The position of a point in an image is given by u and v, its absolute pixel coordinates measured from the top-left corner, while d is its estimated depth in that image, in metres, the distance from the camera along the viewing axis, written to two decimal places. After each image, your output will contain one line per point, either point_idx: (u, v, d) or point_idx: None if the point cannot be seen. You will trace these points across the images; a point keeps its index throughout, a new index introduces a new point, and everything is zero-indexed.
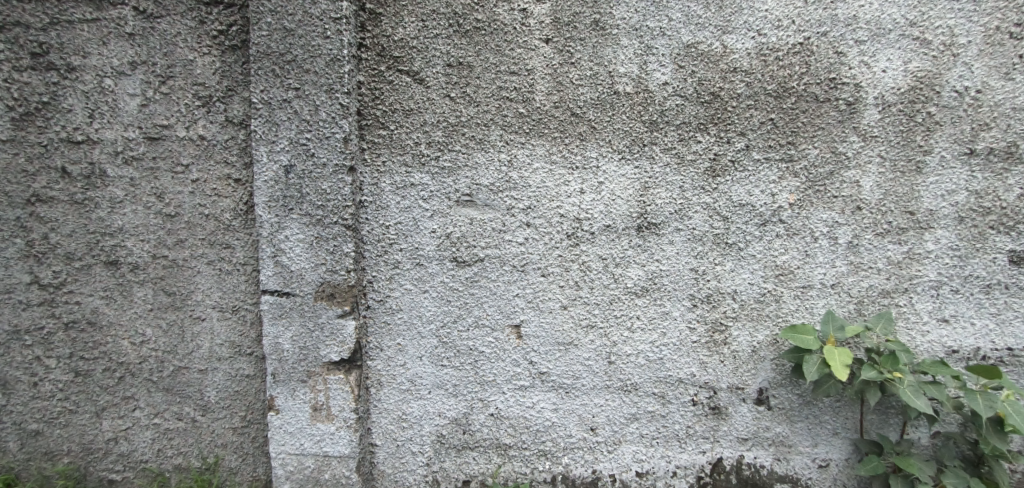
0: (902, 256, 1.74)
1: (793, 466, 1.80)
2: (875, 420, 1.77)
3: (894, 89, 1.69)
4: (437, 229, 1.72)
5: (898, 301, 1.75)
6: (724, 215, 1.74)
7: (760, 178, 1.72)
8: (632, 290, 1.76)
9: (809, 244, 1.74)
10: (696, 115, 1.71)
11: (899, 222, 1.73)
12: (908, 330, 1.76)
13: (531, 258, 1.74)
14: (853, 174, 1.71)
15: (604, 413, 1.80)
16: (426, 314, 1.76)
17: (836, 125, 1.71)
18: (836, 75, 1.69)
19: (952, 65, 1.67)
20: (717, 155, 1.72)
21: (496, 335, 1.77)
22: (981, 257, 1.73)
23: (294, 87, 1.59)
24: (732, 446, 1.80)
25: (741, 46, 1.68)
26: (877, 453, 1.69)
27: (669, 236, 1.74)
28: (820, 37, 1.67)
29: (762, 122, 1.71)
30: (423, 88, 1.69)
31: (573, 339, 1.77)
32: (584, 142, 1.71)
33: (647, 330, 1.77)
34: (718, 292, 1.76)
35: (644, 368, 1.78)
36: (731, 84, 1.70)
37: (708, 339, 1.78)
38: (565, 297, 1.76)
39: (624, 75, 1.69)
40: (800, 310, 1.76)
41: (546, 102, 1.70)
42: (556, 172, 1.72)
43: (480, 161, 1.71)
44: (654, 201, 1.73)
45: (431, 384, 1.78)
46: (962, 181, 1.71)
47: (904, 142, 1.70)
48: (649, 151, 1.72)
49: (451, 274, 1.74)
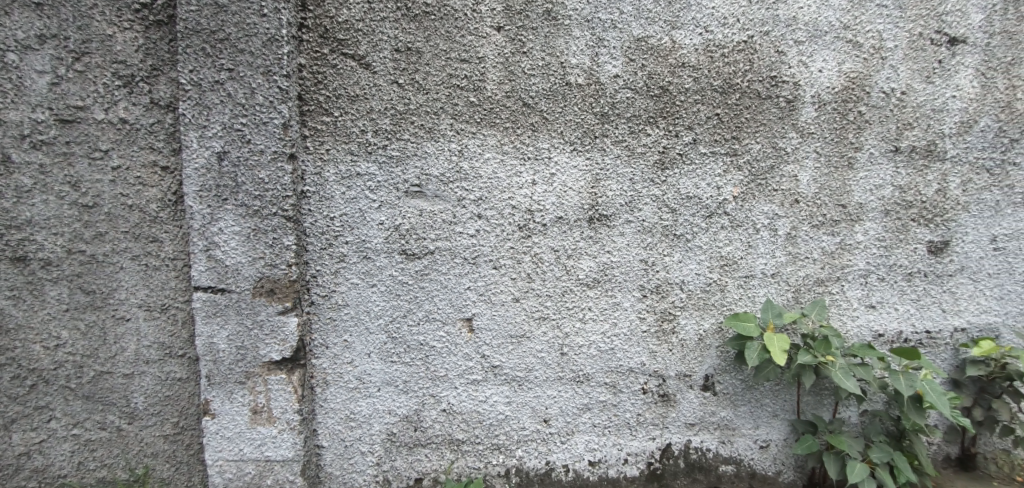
0: (835, 247, 1.84)
1: (735, 448, 1.88)
2: (810, 401, 1.88)
3: (830, 88, 1.78)
4: (385, 221, 1.66)
5: (831, 289, 1.86)
6: (672, 207, 1.77)
7: (706, 171, 1.77)
8: (584, 281, 1.77)
9: (751, 236, 1.81)
10: (646, 108, 1.73)
11: (832, 214, 1.83)
12: (840, 316, 1.88)
13: (482, 251, 1.71)
14: (791, 168, 1.80)
15: (557, 404, 1.81)
16: (374, 309, 1.69)
17: (776, 121, 1.78)
18: (777, 73, 1.76)
19: (880, 67, 1.78)
20: (666, 148, 1.75)
21: (447, 329, 1.73)
22: (903, 247, 1.87)
23: (228, 68, 1.48)
24: (680, 431, 1.86)
25: (689, 41, 1.72)
26: (812, 432, 1.80)
27: (619, 228, 1.77)
28: (762, 36, 1.73)
29: (708, 116, 1.75)
30: (370, 73, 1.61)
31: (526, 331, 1.76)
32: (536, 134, 1.70)
33: (599, 320, 1.79)
34: (666, 283, 1.80)
35: (596, 359, 1.80)
36: (680, 79, 1.73)
37: (658, 329, 1.82)
38: (516, 290, 1.74)
39: (575, 67, 1.69)
40: (743, 299, 1.84)
41: (497, 92, 1.67)
42: (508, 163, 1.69)
43: (430, 151, 1.66)
44: (605, 193, 1.75)
45: (380, 381, 1.72)
46: (888, 177, 1.83)
47: (837, 139, 1.80)
48: (600, 143, 1.72)
49: (400, 268, 1.69)
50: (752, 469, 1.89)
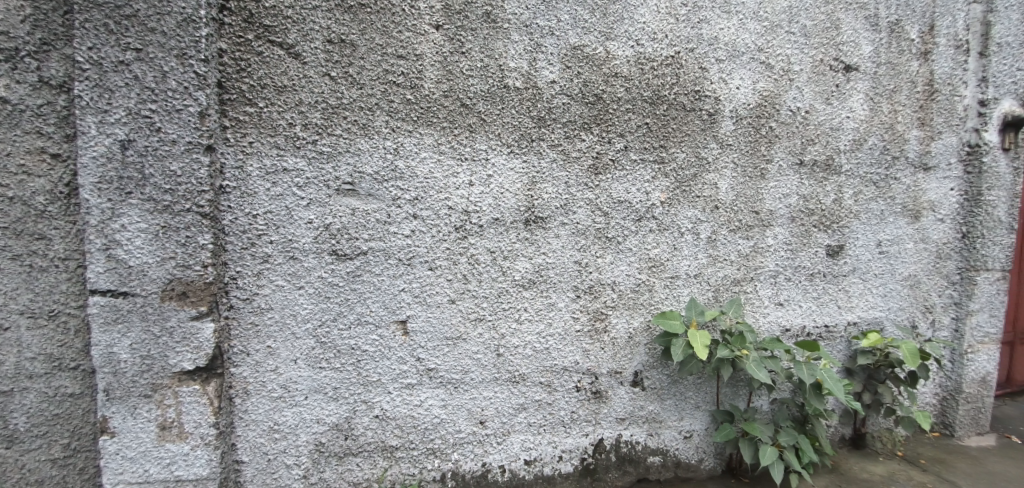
0: (749, 250, 2.01)
1: (661, 439, 1.99)
2: (728, 392, 2.03)
3: (746, 105, 1.94)
4: (315, 220, 1.57)
5: (746, 288, 2.02)
6: (605, 210, 1.84)
7: (637, 177, 1.86)
8: (519, 282, 1.79)
9: (676, 239, 1.93)
10: (581, 114, 1.78)
11: (747, 220, 1.99)
12: (754, 313, 2.04)
13: (418, 251, 1.68)
14: (712, 176, 1.94)
15: (494, 405, 1.81)
16: (301, 313, 1.60)
17: (699, 133, 1.91)
18: (700, 88, 1.89)
19: (788, 87, 1.98)
20: (599, 153, 1.82)
21: (381, 332, 1.67)
22: (807, 250, 2.08)
23: (135, 47, 1.33)
24: (612, 426, 1.93)
25: (622, 53, 1.80)
26: (729, 421, 1.94)
27: (555, 230, 1.80)
28: (688, 52, 1.86)
29: (639, 125, 1.84)
30: (299, 63, 1.52)
31: (462, 333, 1.75)
32: (474, 134, 1.69)
33: (534, 321, 1.82)
34: (599, 284, 1.87)
35: (532, 359, 1.83)
36: (613, 88, 1.80)
37: (591, 328, 1.88)
38: (453, 291, 1.73)
39: (514, 70, 1.71)
40: (669, 298, 1.95)
41: (434, 91, 1.64)
42: (445, 163, 1.67)
43: (363, 148, 1.60)
44: (541, 195, 1.78)
45: (308, 389, 1.63)
46: (794, 187, 2.03)
47: (752, 151, 1.97)
48: (537, 146, 1.75)
49: (330, 269, 1.61)
50: (677, 459, 2.01)
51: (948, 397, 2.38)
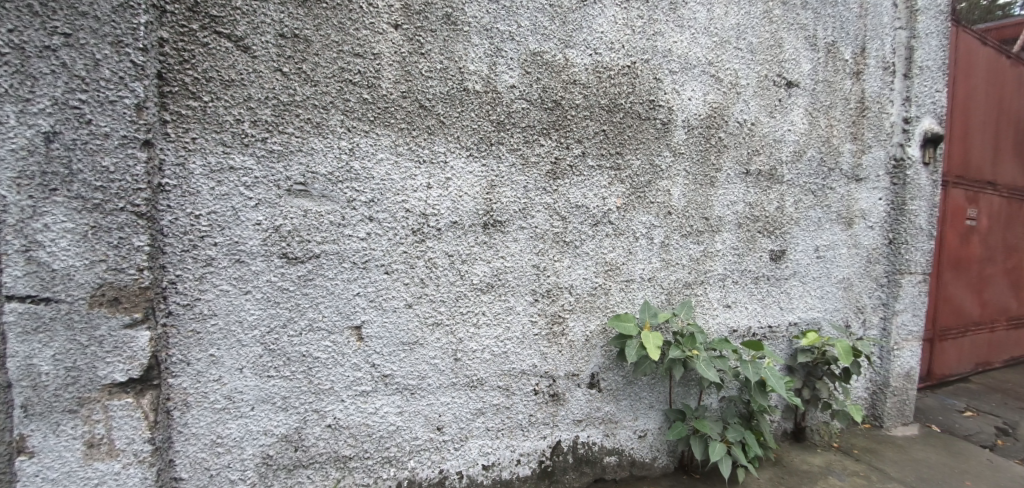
0: (700, 254, 2.10)
1: (617, 439, 2.03)
2: (680, 391, 2.11)
3: (697, 115, 2.04)
4: (263, 221, 1.50)
5: (697, 291, 2.11)
6: (562, 215, 1.87)
7: (593, 182, 1.90)
8: (478, 286, 1.78)
9: (631, 244, 1.98)
10: (540, 120, 1.81)
11: (698, 225, 2.08)
12: (704, 314, 2.13)
13: (373, 255, 1.63)
14: (665, 183, 2.01)
15: (451, 411, 1.78)
16: (247, 319, 1.51)
17: (654, 141, 1.97)
18: (654, 98, 1.96)
19: (735, 100, 2.10)
20: (557, 158, 1.84)
21: (334, 338, 1.61)
22: (753, 255, 2.19)
23: (63, 32, 1.23)
24: (569, 428, 1.96)
25: (581, 60, 1.84)
26: (681, 419, 2.02)
27: (513, 234, 1.81)
28: (643, 63, 1.93)
29: (596, 132, 1.88)
30: (249, 57, 1.46)
31: (418, 338, 1.72)
32: (432, 137, 1.67)
33: (492, 325, 1.81)
34: (557, 287, 1.89)
35: (489, 363, 1.82)
36: (571, 95, 1.84)
37: (548, 331, 1.89)
38: (409, 295, 1.69)
39: (473, 73, 1.70)
40: (624, 301, 2.00)
41: (392, 91, 1.61)
42: (403, 164, 1.64)
43: (317, 147, 1.54)
44: (500, 199, 1.78)
45: (254, 399, 1.53)
46: (740, 195, 2.14)
47: (702, 160, 2.06)
48: (496, 150, 1.76)
49: (280, 273, 1.53)
50: (631, 458, 2.06)
51: (877, 391, 2.58)
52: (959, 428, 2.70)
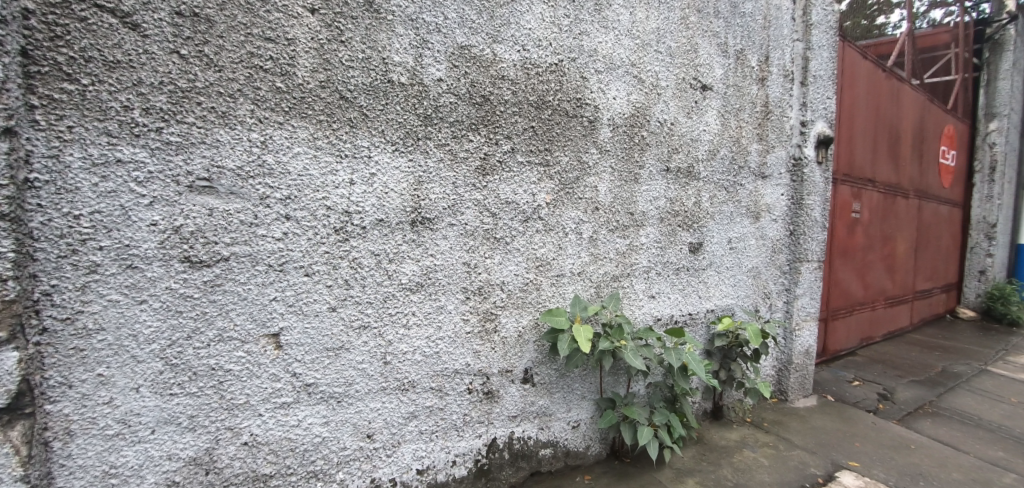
0: (626, 248, 2.19)
1: (551, 431, 2.08)
2: (608, 380, 2.23)
3: (621, 114, 2.12)
4: (160, 221, 1.33)
5: (623, 284, 2.20)
6: (492, 211, 1.85)
7: (523, 179, 1.90)
8: (407, 286, 1.70)
9: (561, 239, 2.02)
10: (468, 115, 1.77)
11: (624, 220, 2.17)
12: (630, 306, 2.23)
13: (290, 256, 1.50)
14: (592, 180, 2.07)
15: (381, 417, 1.70)
16: (143, 333, 1.33)
17: (580, 138, 2.02)
18: (581, 96, 2.01)
19: (655, 101, 2.21)
20: (486, 154, 1.82)
21: (248, 348, 1.46)
22: (673, 247, 2.33)
23: None
24: (503, 424, 1.96)
25: (509, 56, 1.83)
26: (611, 407, 2.11)
27: (442, 231, 1.76)
28: (570, 62, 1.97)
29: (524, 128, 1.89)
30: (138, 35, 1.28)
31: (343, 343, 1.61)
32: (355, 130, 1.57)
33: (423, 325, 1.75)
34: (488, 284, 1.87)
35: (421, 364, 1.76)
36: (499, 90, 1.82)
37: (480, 328, 1.88)
38: (333, 298, 1.58)
39: (398, 65, 1.63)
40: (555, 296, 2.03)
41: (309, 80, 1.50)
42: (322, 159, 1.52)
43: (223, 139, 1.39)
44: (427, 196, 1.72)
45: (155, 421, 1.36)
46: (661, 191, 2.26)
47: (626, 157, 2.15)
48: (423, 145, 1.69)
49: (181, 279, 1.36)
50: (563, 448, 2.12)
51: (781, 368, 2.84)
52: (848, 397, 3.06)
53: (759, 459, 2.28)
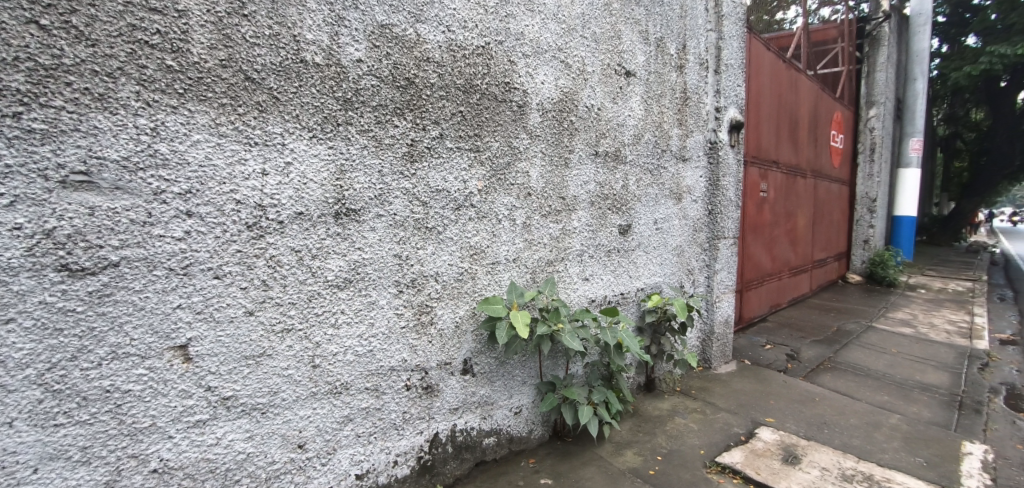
0: (559, 233, 2.21)
1: (493, 420, 2.08)
2: (547, 364, 2.27)
3: (550, 99, 2.12)
4: (26, 224, 1.11)
5: (558, 268, 2.22)
6: (422, 200, 1.77)
7: (453, 165, 1.84)
8: (334, 283, 1.58)
9: (494, 226, 1.99)
10: (392, 99, 1.67)
11: (556, 205, 2.18)
12: (566, 289, 2.26)
13: (196, 257, 1.33)
14: (524, 165, 2.05)
15: (313, 425, 1.59)
16: (12, 358, 1.11)
17: (511, 123, 1.99)
18: (509, 80, 1.97)
19: (582, 86, 2.23)
20: (414, 141, 1.73)
21: (150, 364, 1.28)
22: (603, 230, 2.39)
23: None
24: (445, 418, 1.92)
25: (433, 37, 1.75)
26: (551, 390, 2.15)
27: (370, 223, 1.65)
28: (497, 45, 1.92)
29: (453, 113, 1.82)
30: None
31: (265, 349, 1.47)
32: (265, 115, 1.42)
33: (354, 323, 1.64)
34: (421, 276, 1.80)
35: (354, 365, 1.66)
36: (425, 73, 1.74)
37: (415, 322, 1.80)
38: (249, 301, 1.43)
39: (312, 43, 1.49)
40: (491, 284, 2.01)
41: (206, 58, 1.32)
42: (227, 147, 1.36)
43: (103, 125, 1.19)
44: (351, 186, 1.60)
45: (37, 459, 1.15)
46: (591, 175, 2.31)
47: (556, 142, 2.15)
48: (344, 131, 1.57)
49: (58, 291, 1.15)
50: (505, 434, 2.13)
51: (705, 338, 3.03)
52: (762, 359, 3.35)
53: (689, 425, 2.42)
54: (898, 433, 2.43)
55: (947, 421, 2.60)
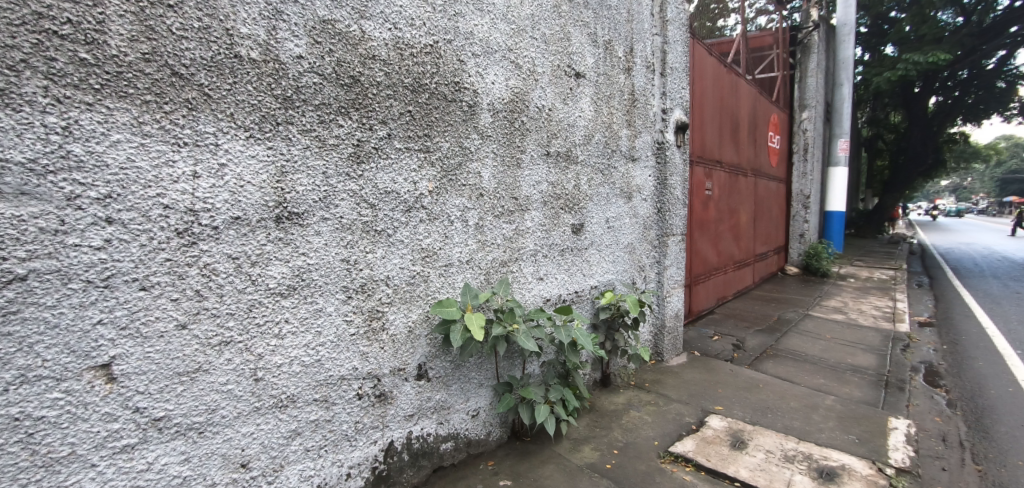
0: (512, 233, 2.21)
1: (450, 424, 2.04)
2: (504, 364, 2.26)
3: (501, 99, 2.11)
4: None
5: (512, 268, 2.22)
6: (371, 202, 1.71)
7: (402, 166, 1.79)
8: (276, 291, 1.50)
9: (446, 228, 1.96)
10: (336, 97, 1.60)
11: (509, 206, 2.18)
12: (520, 289, 2.27)
13: (118, 268, 1.22)
14: (475, 166, 2.03)
15: (256, 442, 1.50)
16: None
17: (461, 123, 1.96)
18: (459, 80, 1.95)
19: (533, 87, 2.24)
20: (360, 141, 1.67)
21: (67, 387, 1.16)
22: (556, 229, 2.41)
23: None
24: (400, 426, 1.87)
25: (380, 34, 1.70)
26: (508, 391, 2.14)
27: (314, 227, 1.57)
28: (445, 44, 1.89)
29: (401, 112, 1.77)
30: None
31: (201, 364, 1.37)
32: (195, 113, 1.33)
33: (299, 333, 1.57)
34: (371, 281, 1.74)
35: (300, 376, 1.58)
36: (370, 71, 1.68)
37: (366, 329, 1.74)
38: (182, 314, 1.33)
39: (246, 37, 1.40)
40: (444, 287, 1.98)
41: (126, 51, 1.22)
42: (152, 147, 1.26)
43: (3, 124, 1.07)
44: (293, 188, 1.52)
45: None
46: (543, 175, 2.32)
47: (507, 143, 2.15)
48: (284, 131, 1.49)
49: None
50: (462, 438, 2.10)
51: (657, 333, 3.12)
52: (710, 350, 3.48)
53: (643, 418, 2.48)
54: (834, 413, 2.58)
55: (875, 400, 2.79)
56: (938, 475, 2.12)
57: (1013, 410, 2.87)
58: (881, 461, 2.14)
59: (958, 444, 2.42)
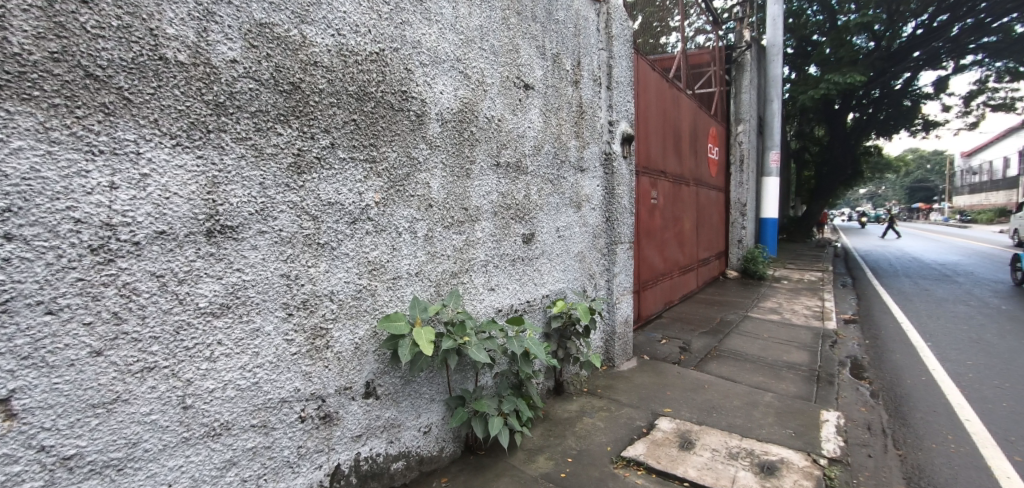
0: (462, 244, 2.18)
1: (401, 443, 1.97)
2: (456, 377, 2.22)
3: (450, 109, 2.09)
4: None
5: (463, 279, 2.19)
6: (313, 214, 1.63)
7: (347, 176, 1.73)
8: (207, 311, 1.40)
9: (394, 239, 1.90)
10: (275, 104, 1.53)
11: (459, 216, 2.15)
12: (471, 300, 2.24)
13: (19, 290, 1.08)
14: (424, 176, 2.00)
15: (186, 475, 1.38)
16: None
17: (408, 133, 1.92)
18: (406, 89, 1.91)
19: (483, 97, 2.23)
20: (301, 150, 1.59)
21: None
22: (507, 239, 2.41)
23: None
24: (347, 447, 1.78)
25: (321, 40, 1.63)
26: (461, 404, 2.10)
27: (250, 240, 1.48)
28: (392, 52, 1.85)
29: (345, 121, 1.71)
30: None
31: (119, 393, 1.25)
32: (113, 118, 1.22)
33: (234, 354, 1.46)
34: (314, 296, 1.65)
35: (235, 401, 1.48)
36: (312, 78, 1.61)
37: (309, 347, 1.66)
38: (97, 339, 1.20)
39: (173, 38, 1.31)
40: (392, 300, 1.92)
41: (31, 49, 1.10)
42: (61, 155, 1.14)
43: None
44: (226, 200, 1.42)
45: None
46: (493, 185, 2.31)
47: (456, 153, 2.12)
48: (216, 139, 1.40)
49: None
50: (414, 456, 2.03)
51: (608, 339, 3.17)
52: (659, 353, 3.58)
53: (596, 424, 2.50)
54: (773, 410, 2.71)
55: (809, 394, 2.96)
56: (866, 463, 2.27)
57: (926, 398, 3.13)
58: (816, 452, 2.26)
59: (882, 432, 2.61)
